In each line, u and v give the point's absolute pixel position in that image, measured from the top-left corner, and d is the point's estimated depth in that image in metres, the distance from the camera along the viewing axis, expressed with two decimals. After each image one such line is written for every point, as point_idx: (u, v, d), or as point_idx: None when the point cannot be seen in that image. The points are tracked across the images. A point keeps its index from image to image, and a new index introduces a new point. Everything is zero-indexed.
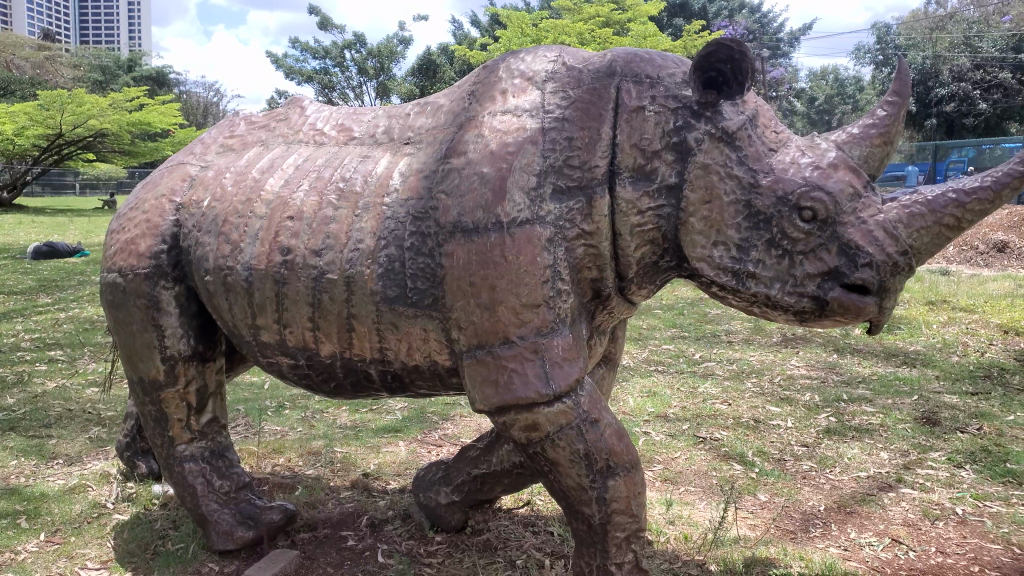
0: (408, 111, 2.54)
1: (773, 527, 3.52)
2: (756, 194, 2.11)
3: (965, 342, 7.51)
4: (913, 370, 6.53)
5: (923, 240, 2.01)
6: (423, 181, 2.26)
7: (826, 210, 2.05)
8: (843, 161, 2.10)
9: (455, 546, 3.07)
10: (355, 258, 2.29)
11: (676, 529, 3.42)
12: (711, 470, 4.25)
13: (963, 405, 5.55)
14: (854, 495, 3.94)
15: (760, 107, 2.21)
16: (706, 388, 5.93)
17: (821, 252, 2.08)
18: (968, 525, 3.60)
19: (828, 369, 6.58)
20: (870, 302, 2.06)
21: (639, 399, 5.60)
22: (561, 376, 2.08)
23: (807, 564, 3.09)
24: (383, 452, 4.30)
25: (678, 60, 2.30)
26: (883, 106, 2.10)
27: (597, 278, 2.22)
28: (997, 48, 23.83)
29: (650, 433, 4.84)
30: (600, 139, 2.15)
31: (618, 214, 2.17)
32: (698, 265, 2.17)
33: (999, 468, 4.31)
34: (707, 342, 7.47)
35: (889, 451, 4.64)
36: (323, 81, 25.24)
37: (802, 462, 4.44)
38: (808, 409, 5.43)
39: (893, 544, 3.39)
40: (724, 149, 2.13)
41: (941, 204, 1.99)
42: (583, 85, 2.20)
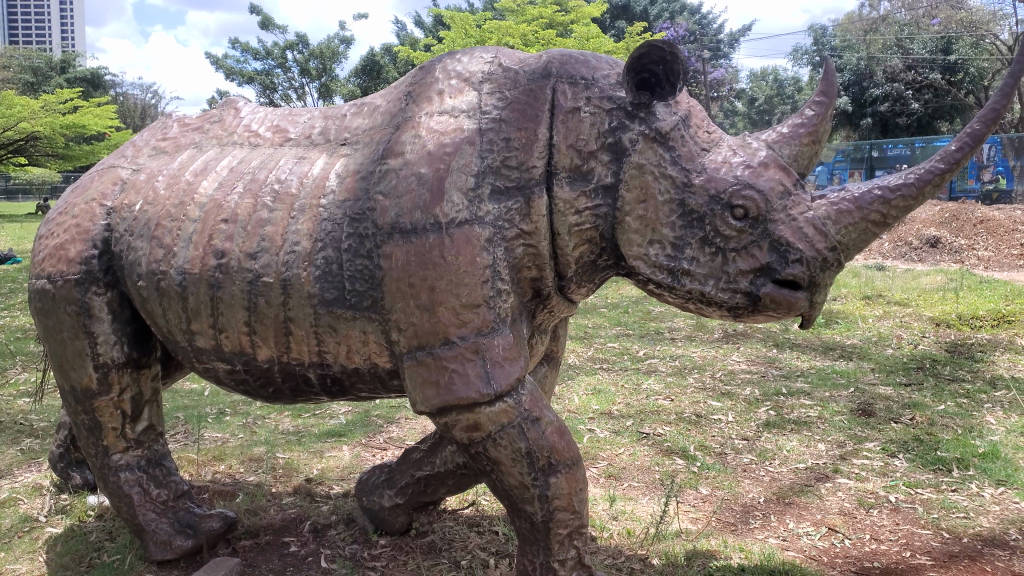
0: (345, 112, 2.52)
1: (714, 519, 3.58)
2: (690, 193, 2.14)
3: (899, 335, 7.73)
4: (849, 363, 6.71)
5: (851, 236, 2.08)
6: (360, 182, 2.25)
7: (757, 208, 2.10)
8: (773, 159, 2.16)
9: (400, 549, 3.06)
10: (292, 260, 2.27)
11: (619, 524, 3.46)
12: (654, 465, 4.31)
13: (897, 396, 5.72)
14: (793, 487, 4.03)
15: (692, 107, 2.25)
16: (649, 384, 6.01)
17: (753, 249, 2.13)
18: (901, 512, 3.71)
19: (768, 363, 6.72)
20: (801, 297, 2.12)
21: (584, 396, 5.65)
22: (502, 375, 2.09)
23: (747, 555, 3.15)
24: (327, 456, 4.26)
25: (613, 62, 2.33)
26: (811, 106, 2.17)
27: (537, 277, 2.23)
28: (928, 49, 24.51)
29: (595, 430, 4.88)
30: (537, 139, 2.16)
31: (556, 213, 2.18)
32: (635, 263, 2.20)
33: (931, 457, 4.45)
34: (650, 340, 7.57)
35: (826, 442, 4.76)
36: (264, 82, 24.90)
37: (743, 455, 4.53)
38: (749, 403, 5.54)
39: (829, 533, 3.47)
40: (658, 149, 2.16)
41: (868, 200, 2.06)
42: (519, 86, 2.22)
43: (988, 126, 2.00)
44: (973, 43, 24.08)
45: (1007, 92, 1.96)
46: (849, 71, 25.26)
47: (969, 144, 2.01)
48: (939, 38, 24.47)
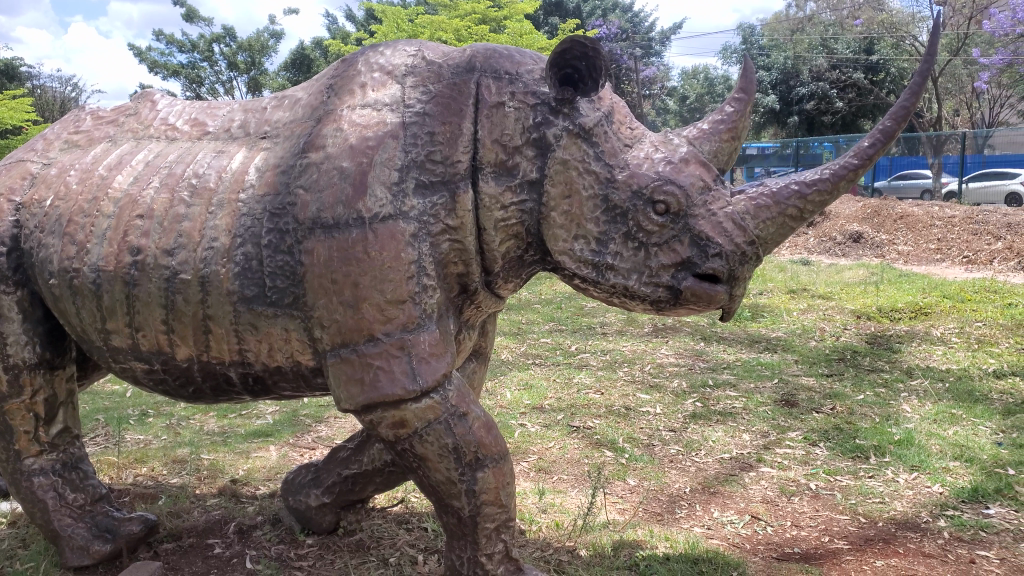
0: (265, 104, 2.47)
1: (641, 510, 3.64)
2: (613, 189, 2.17)
3: (822, 328, 7.96)
4: (774, 356, 6.88)
5: (770, 230, 2.14)
6: (280, 176, 2.21)
7: (678, 203, 2.14)
8: (693, 156, 2.20)
9: (327, 548, 3.03)
10: (210, 256, 2.23)
11: (548, 517, 3.49)
12: (584, 457, 4.35)
13: (819, 387, 5.89)
14: (718, 476, 4.12)
15: (615, 103, 2.28)
16: (580, 378, 6.07)
17: (674, 243, 2.16)
18: (820, 499, 3.82)
19: (696, 356, 6.84)
20: (721, 290, 2.16)
21: (516, 392, 5.68)
22: (428, 371, 2.08)
23: (672, 544, 3.21)
24: (254, 457, 4.19)
25: (537, 57, 2.34)
26: (731, 103, 2.24)
27: (464, 273, 2.23)
28: (851, 50, 25.28)
29: (526, 424, 4.91)
30: (461, 134, 2.16)
31: (481, 209, 2.18)
32: (561, 258, 2.21)
33: (850, 444, 4.59)
34: (582, 335, 7.64)
35: (750, 432, 4.88)
36: (190, 76, 24.31)
37: (670, 446, 4.61)
38: (676, 395, 5.64)
39: (752, 520, 3.56)
40: (582, 145, 2.18)
41: (786, 195, 2.12)
42: (443, 80, 2.21)
43: (899, 123, 2.07)
44: (894, 44, 24.93)
45: (916, 90, 2.04)
46: (775, 70, 25.88)
47: (881, 140, 2.08)
48: (862, 38, 25.25)
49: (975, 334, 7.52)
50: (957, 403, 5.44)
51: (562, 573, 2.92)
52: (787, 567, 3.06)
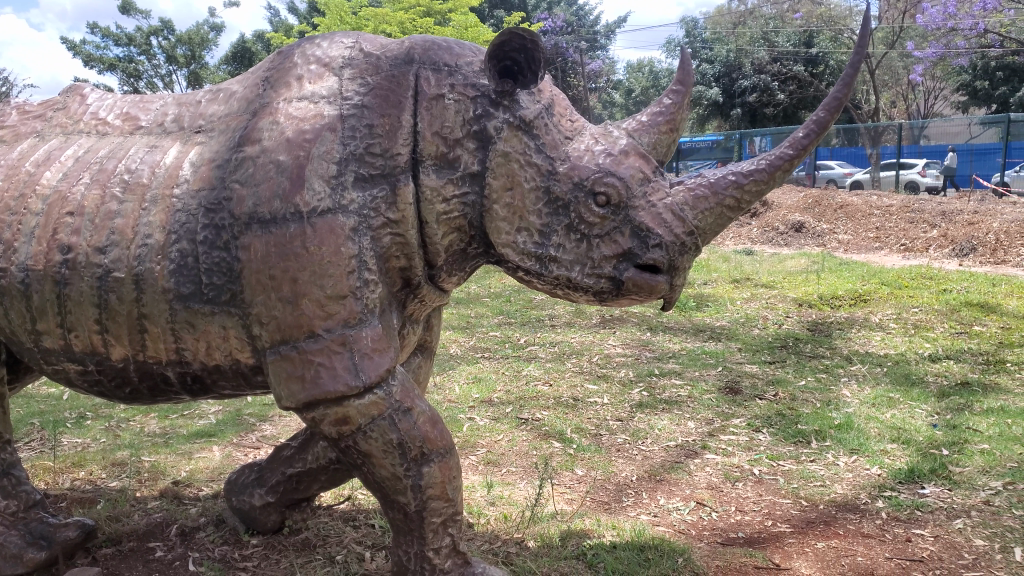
0: (200, 98, 2.42)
1: (589, 499, 3.67)
2: (555, 181, 2.18)
3: (765, 316, 8.11)
4: (718, 344, 6.99)
5: (708, 221, 2.16)
6: (215, 171, 2.17)
7: (618, 195, 2.16)
8: (633, 147, 2.22)
9: (272, 547, 3.00)
10: (144, 254, 2.18)
11: (497, 509, 3.49)
12: (532, 449, 4.36)
13: (762, 373, 6.01)
14: (664, 464, 4.16)
15: (555, 95, 2.28)
16: (529, 370, 6.09)
17: (615, 235, 2.18)
18: (763, 484, 3.89)
19: (642, 346, 6.91)
20: (662, 281, 2.18)
21: (465, 385, 5.67)
22: (371, 367, 2.06)
23: (619, 532, 3.25)
24: (197, 458, 4.11)
25: (476, 49, 2.32)
26: (669, 94, 2.25)
27: (406, 267, 2.20)
28: (791, 43, 25.77)
29: (475, 418, 4.90)
30: (401, 126, 2.14)
31: (423, 202, 2.16)
32: (504, 251, 2.21)
33: (792, 430, 4.68)
34: (531, 327, 7.65)
35: (695, 420, 4.94)
36: (127, 69, 23.71)
37: (617, 435, 4.65)
38: (624, 385, 5.70)
39: (697, 507, 3.61)
40: (523, 137, 2.18)
41: (723, 185, 2.15)
42: (382, 72, 2.18)
43: (832, 113, 2.11)
44: (833, 37, 25.48)
45: (849, 81, 2.08)
46: (718, 63, 26.25)
47: (816, 130, 2.12)
48: (801, 31, 25.74)
49: (912, 319, 7.73)
50: (894, 387, 5.59)
51: (510, 565, 2.92)
52: (732, 552, 3.11)
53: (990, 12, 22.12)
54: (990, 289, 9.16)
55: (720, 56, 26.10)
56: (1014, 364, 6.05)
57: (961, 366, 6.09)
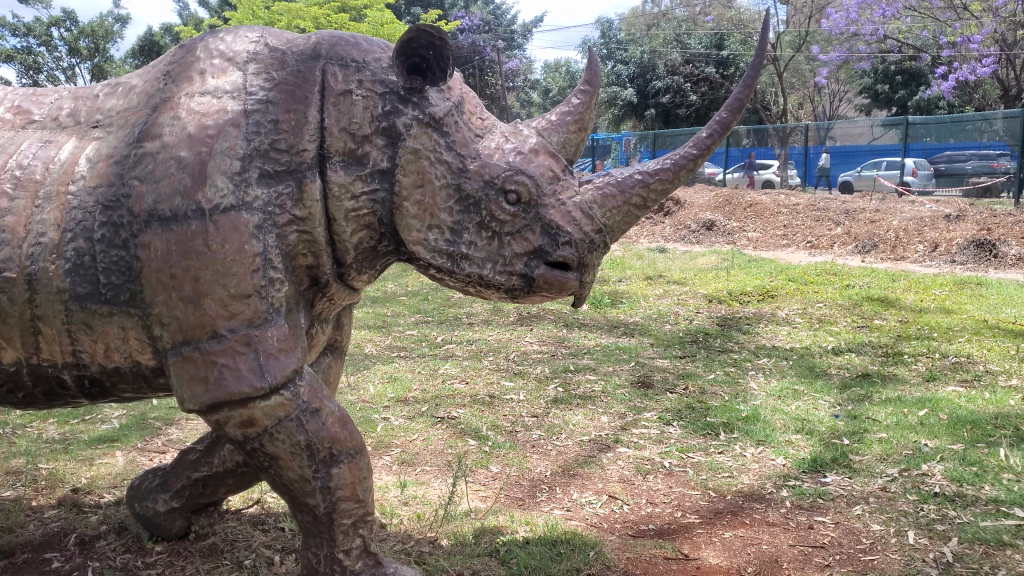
0: (97, 91, 2.33)
1: (503, 496, 3.68)
2: (465, 179, 2.18)
3: (676, 312, 8.28)
4: (631, 339, 7.11)
5: (616, 219, 2.20)
6: (113, 168, 2.10)
7: (529, 193, 2.17)
8: (543, 146, 2.24)
9: (177, 554, 2.91)
10: (37, 253, 2.09)
11: (410, 509, 3.47)
12: (447, 448, 4.35)
13: (673, 368, 6.15)
14: (578, 459, 4.21)
15: (465, 93, 2.28)
16: (445, 369, 6.07)
17: (526, 233, 2.19)
18: (673, 476, 3.98)
19: (558, 343, 6.98)
20: (572, 278, 2.20)
21: (380, 385, 5.62)
22: (277, 367, 2.02)
23: (531, 528, 3.27)
24: (98, 464, 3.96)
25: (384, 44, 2.30)
26: (577, 94, 2.29)
27: (314, 265, 2.17)
28: (703, 45, 26.41)
29: (389, 418, 4.86)
30: (307, 122, 2.10)
31: (330, 199, 2.13)
32: (415, 248, 2.19)
33: (701, 422, 4.80)
34: (448, 325, 7.64)
35: (609, 415, 5.02)
36: (26, 61, 22.68)
37: (532, 431, 4.68)
38: (539, 381, 5.75)
39: (610, 500, 3.67)
40: (433, 135, 2.17)
41: (630, 184, 2.19)
42: (288, 67, 2.14)
43: (733, 115, 2.17)
44: (742, 40, 26.26)
45: (747, 84, 2.14)
46: (633, 64, 26.75)
47: (718, 131, 2.17)
48: (713, 34, 26.43)
49: (817, 314, 8.02)
50: (799, 379, 5.79)
51: (423, 564, 2.92)
52: (642, 544, 3.17)
53: (889, 19, 23.48)
54: (889, 285, 9.55)
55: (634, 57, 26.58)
56: (911, 356, 6.34)
57: (862, 359, 6.34)
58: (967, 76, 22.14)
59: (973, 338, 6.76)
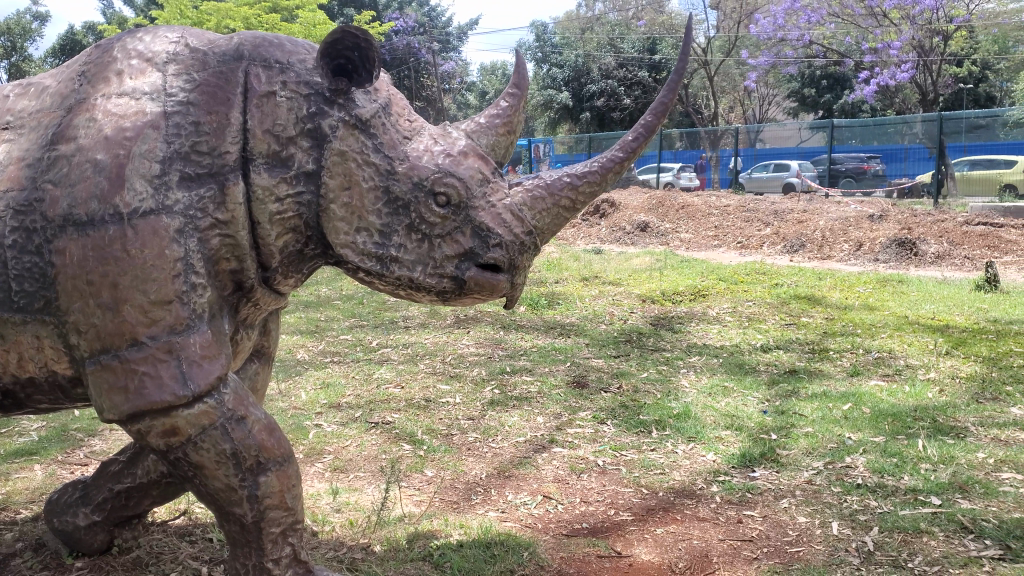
0: (7, 93, 2.25)
1: (437, 500, 3.67)
2: (394, 180, 2.16)
3: (611, 312, 8.38)
4: (567, 340, 7.15)
5: (545, 220, 2.21)
6: (26, 171, 2.03)
7: (458, 195, 2.17)
8: (472, 148, 2.24)
9: (99, 570, 2.82)
10: None
11: (342, 516, 3.43)
12: (381, 453, 4.31)
13: (607, 367, 6.20)
14: (513, 460, 4.22)
15: (392, 94, 2.26)
16: (380, 373, 6.02)
17: (456, 234, 2.18)
18: (607, 474, 4.02)
19: (495, 345, 6.98)
20: (502, 279, 2.20)
21: (312, 391, 5.53)
22: (201, 375, 1.98)
23: (466, 530, 3.27)
24: (15, 479, 3.81)
25: (309, 45, 2.26)
26: (506, 97, 2.31)
27: (238, 269, 2.12)
28: (636, 49, 26.83)
29: (322, 424, 4.79)
30: (229, 124, 2.06)
31: (254, 201, 2.09)
32: (342, 251, 2.16)
33: (634, 420, 4.85)
34: (383, 329, 7.56)
35: (544, 415, 5.03)
36: None
37: (468, 434, 4.67)
38: (475, 384, 5.73)
39: (544, 500, 3.68)
40: (360, 136, 2.15)
41: (559, 186, 2.21)
42: (209, 68, 2.10)
43: (659, 118, 2.20)
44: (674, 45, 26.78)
45: (672, 88, 2.17)
46: (568, 68, 27.23)
47: (644, 134, 2.21)
48: (645, 38, 26.88)
49: (746, 312, 8.20)
50: (728, 376, 5.90)
51: (355, 570, 2.89)
52: (576, 542, 3.20)
53: (814, 25, 24.19)
54: (816, 283, 9.81)
55: (569, 62, 27.18)
56: (836, 351, 6.53)
57: (789, 356, 6.49)
58: (886, 82, 22.93)
59: (895, 334, 7.00)
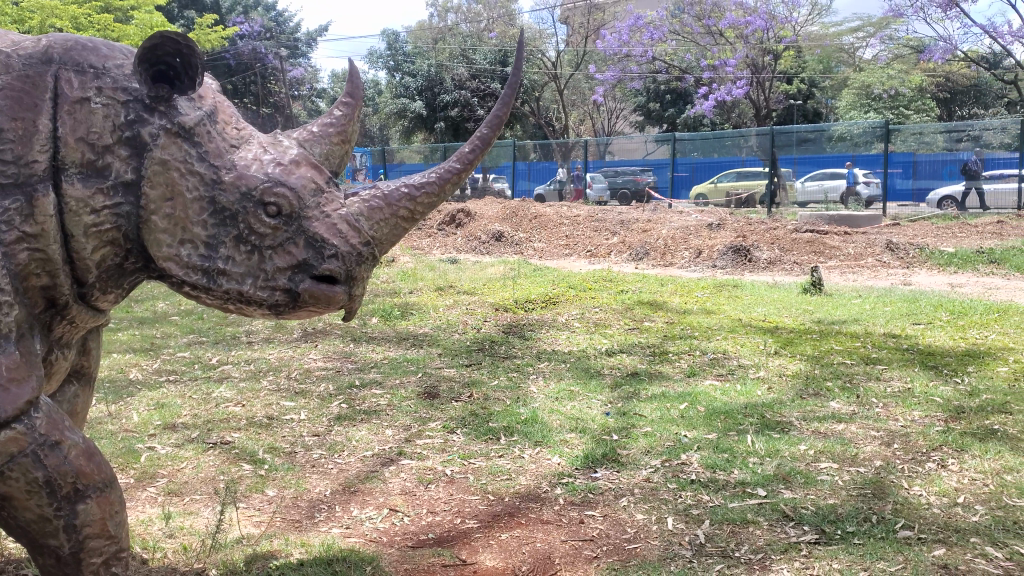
0: None
1: (278, 519, 3.57)
2: (220, 190, 2.10)
3: (464, 321, 8.42)
4: (419, 351, 7.13)
5: (383, 231, 2.16)
6: None
7: (290, 205, 2.11)
8: (304, 158, 2.20)
9: None
10: None
11: (175, 541, 3.30)
12: (219, 474, 4.15)
13: (458, 377, 6.23)
14: (359, 475, 4.16)
15: (219, 101, 2.21)
16: (221, 392, 5.78)
17: (289, 246, 2.12)
18: (454, 483, 4.04)
19: (343, 358, 6.86)
20: (340, 291, 2.13)
21: (145, 412, 5.26)
22: (7, 399, 1.85)
23: (307, 549, 3.20)
24: None
25: (128, 49, 2.18)
26: (339, 107, 2.32)
27: (50, 285, 2.01)
28: (489, 61, 27.20)
29: (155, 446, 4.56)
30: (36, 131, 1.96)
31: (67, 213, 2.00)
32: (166, 264, 2.09)
33: (483, 428, 4.90)
34: (225, 346, 7.26)
35: (393, 428, 5.00)
36: None
37: (313, 451, 4.57)
38: (322, 399, 5.60)
39: (390, 513, 3.65)
40: (183, 144, 2.09)
41: (397, 196, 2.17)
42: (14, 70, 1.98)
43: (495, 130, 2.23)
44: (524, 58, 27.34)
45: (507, 101, 2.20)
46: (420, 77, 27.11)
47: (480, 146, 2.23)
48: (497, 51, 27.32)
49: (593, 318, 8.44)
50: (575, 381, 6.06)
51: None
52: (421, 553, 3.19)
53: (656, 42, 25.48)
54: (658, 289, 10.23)
55: (423, 71, 27.03)
56: (675, 353, 6.83)
57: (632, 359, 6.75)
58: (724, 97, 24.01)
59: (730, 335, 7.40)
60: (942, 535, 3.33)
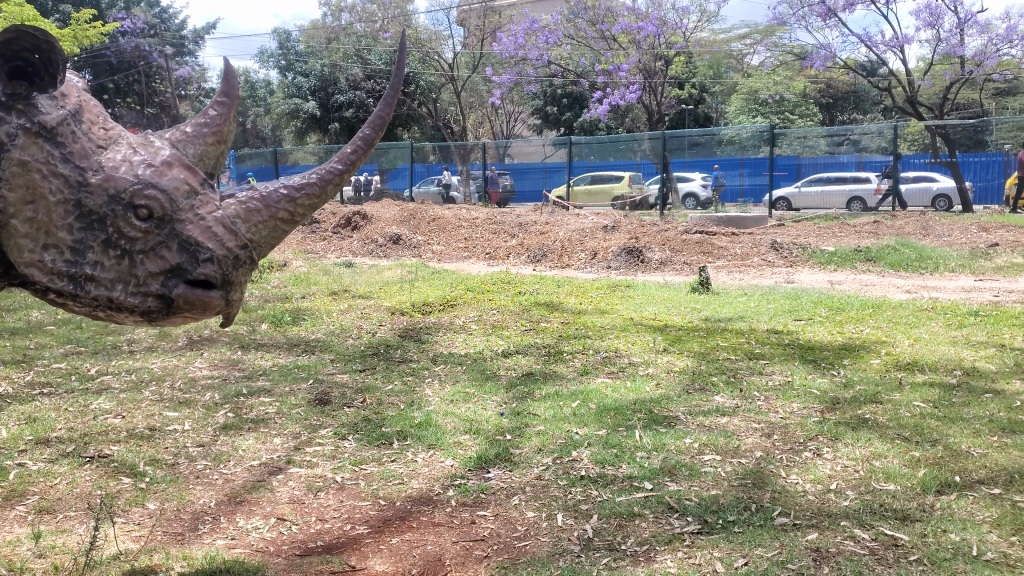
0: None
1: (159, 533, 3.44)
2: (86, 193, 2.10)
3: (359, 326, 8.31)
4: (311, 357, 6.98)
5: (261, 233, 2.12)
6: None
7: (162, 208, 2.06)
8: (178, 160, 2.16)
9: None
10: None
11: (46, 561, 3.14)
12: (96, 490, 3.97)
13: (351, 382, 6.14)
14: (245, 485, 4.05)
15: (84, 100, 2.26)
16: (98, 404, 5.52)
17: (161, 249, 2.06)
18: (345, 489, 3.99)
19: (231, 366, 6.66)
20: (216, 295, 2.06)
21: (16, 427, 4.99)
22: None
23: (189, 562, 3.11)
24: None
25: None
26: (213, 107, 2.30)
27: None
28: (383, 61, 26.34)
29: (26, 463, 4.32)
30: None
31: None
32: (29, 270, 2.10)
33: (376, 433, 4.85)
34: (104, 356, 6.95)
35: (282, 436, 4.89)
36: None
37: (196, 462, 4.42)
38: (207, 409, 5.44)
39: (278, 522, 3.58)
40: (45, 144, 2.12)
41: (275, 198, 2.12)
42: None
43: (377, 131, 2.21)
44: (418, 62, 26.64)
45: (388, 101, 2.20)
46: (314, 77, 26.68)
47: (362, 146, 2.21)
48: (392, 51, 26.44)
49: (490, 320, 8.46)
50: (470, 383, 6.07)
51: None
52: (308, 561, 3.15)
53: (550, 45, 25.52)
54: (555, 291, 10.34)
55: (316, 71, 26.68)
56: (569, 353, 6.93)
57: (527, 359, 6.80)
58: (615, 101, 24.12)
59: (622, 334, 7.55)
60: (815, 520, 3.50)
